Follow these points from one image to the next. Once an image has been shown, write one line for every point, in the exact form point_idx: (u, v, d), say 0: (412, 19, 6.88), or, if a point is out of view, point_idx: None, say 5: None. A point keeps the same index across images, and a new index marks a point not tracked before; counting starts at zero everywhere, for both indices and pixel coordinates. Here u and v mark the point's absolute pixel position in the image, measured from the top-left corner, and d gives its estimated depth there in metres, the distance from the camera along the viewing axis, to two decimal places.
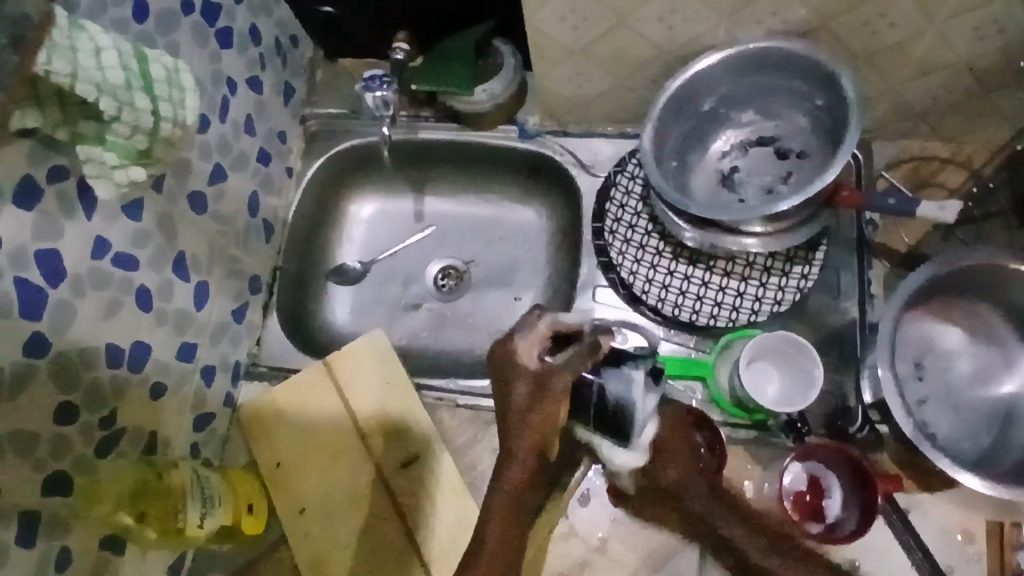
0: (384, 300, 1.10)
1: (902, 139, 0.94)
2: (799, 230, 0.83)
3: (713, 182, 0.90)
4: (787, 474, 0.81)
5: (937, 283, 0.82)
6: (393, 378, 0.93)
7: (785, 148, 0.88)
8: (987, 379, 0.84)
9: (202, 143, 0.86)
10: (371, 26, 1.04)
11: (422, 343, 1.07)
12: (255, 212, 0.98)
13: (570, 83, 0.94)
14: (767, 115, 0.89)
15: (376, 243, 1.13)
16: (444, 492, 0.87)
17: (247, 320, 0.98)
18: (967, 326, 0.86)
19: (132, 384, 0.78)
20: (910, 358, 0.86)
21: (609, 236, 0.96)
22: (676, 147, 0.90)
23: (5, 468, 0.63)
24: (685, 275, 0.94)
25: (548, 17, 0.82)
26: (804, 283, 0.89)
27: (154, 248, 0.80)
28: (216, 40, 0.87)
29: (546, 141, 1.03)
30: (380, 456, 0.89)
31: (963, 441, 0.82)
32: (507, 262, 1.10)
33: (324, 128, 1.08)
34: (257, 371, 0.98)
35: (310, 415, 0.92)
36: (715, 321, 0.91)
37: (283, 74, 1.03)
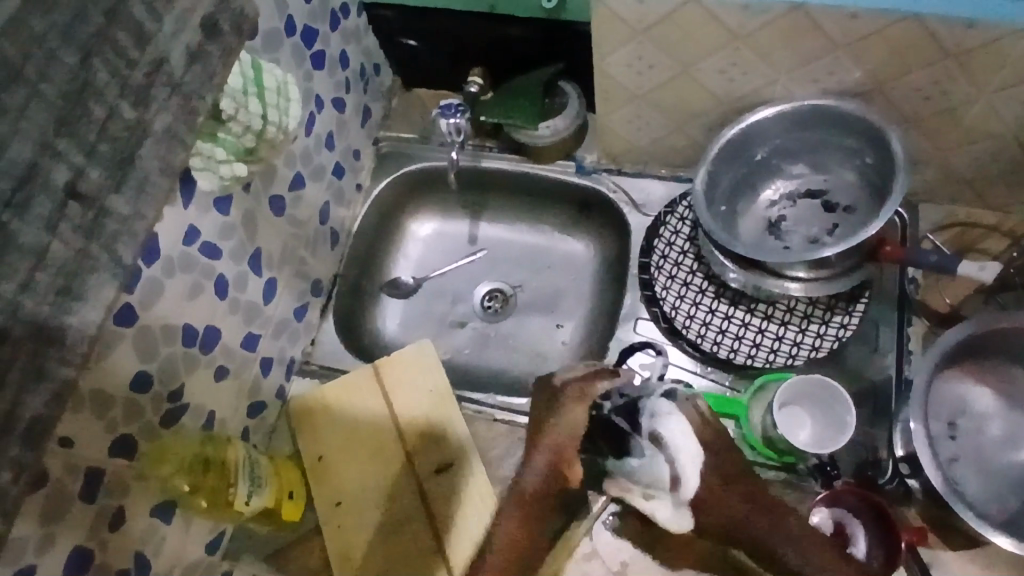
0: (432, 315, 1.15)
1: (948, 204, 0.97)
2: (841, 279, 0.86)
3: (760, 228, 0.94)
4: (813, 517, 0.83)
5: (973, 343, 0.84)
6: (436, 386, 0.97)
7: (832, 202, 0.92)
8: (1018, 443, 0.85)
9: (288, 152, 0.94)
10: (449, 61, 1.13)
11: (465, 359, 1.12)
12: (324, 220, 1.05)
13: (630, 126, 1.00)
14: (816, 168, 0.93)
15: (430, 261, 1.19)
16: (473, 500, 0.90)
17: (306, 319, 1.04)
18: (1002, 390, 0.88)
19: (201, 364, 0.84)
20: (943, 416, 0.87)
21: (655, 271, 1.00)
22: (726, 192, 0.94)
23: (85, 423, 0.68)
24: (725, 314, 0.97)
25: (616, 61, 0.88)
26: (843, 331, 0.92)
27: (236, 242, 0.87)
28: (311, 61, 0.96)
29: (601, 178, 1.09)
30: (416, 459, 0.93)
31: (991, 502, 0.83)
32: (552, 290, 1.15)
33: (394, 150, 1.16)
34: (308, 368, 1.03)
35: (354, 414, 0.96)
36: (752, 361, 0.93)
37: (364, 97, 1.11)
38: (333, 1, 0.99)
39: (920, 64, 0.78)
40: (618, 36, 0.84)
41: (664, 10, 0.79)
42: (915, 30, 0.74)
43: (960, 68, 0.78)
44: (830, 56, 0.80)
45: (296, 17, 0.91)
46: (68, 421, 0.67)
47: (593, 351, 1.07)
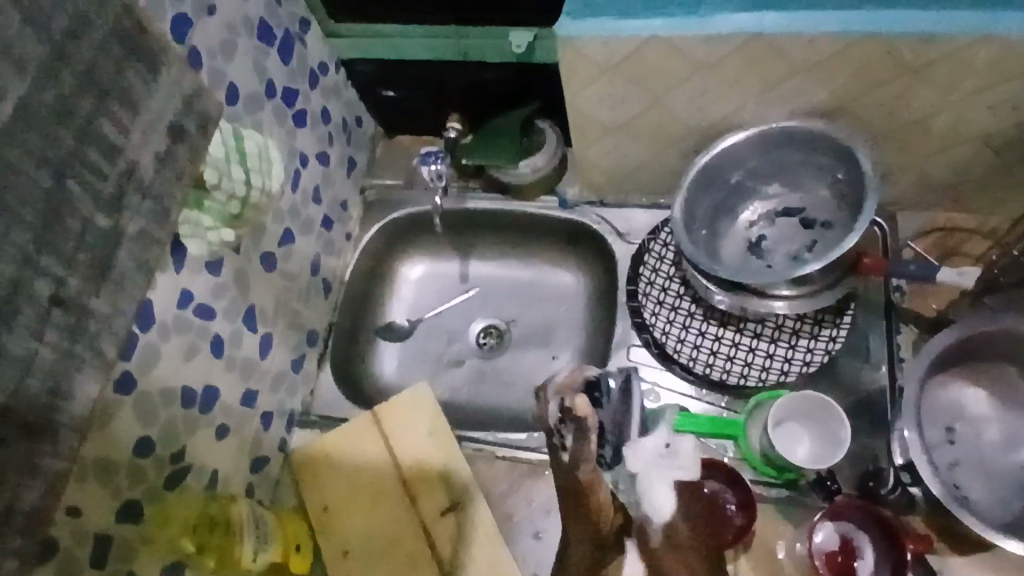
0: (429, 355, 1.17)
1: (925, 211, 0.99)
2: (824, 294, 0.87)
3: (742, 249, 0.96)
4: (818, 533, 0.83)
5: (961, 347, 0.85)
6: (435, 427, 0.97)
7: (809, 218, 0.94)
8: (1016, 443, 0.86)
9: (276, 209, 0.96)
10: (428, 108, 1.16)
11: (464, 398, 1.13)
12: (316, 271, 1.07)
13: (607, 158, 1.02)
14: (791, 187, 0.95)
15: (424, 303, 1.21)
16: (480, 539, 0.90)
17: (303, 371, 1.05)
18: (996, 391, 0.88)
19: (201, 424, 0.85)
20: (939, 422, 0.88)
21: (643, 298, 1.02)
22: (706, 217, 0.96)
23: (89, 492, 0.69)
24: (715, 336, 0.98)
25: (588, 99, 0.91)
26: (833, 344, 0.93)
27: (229, 300, 0.89)
28: (294, 120, 0.99)
29: (584, 211, 1.11)
30: (420, 502, 0.93)
31: (998, 505, 0.83)
32: (545, 322, 1.16)
33: (381, 197, 1.19)
34: (309, 419, 1.04)
35: (356, 461, 0.97)
36: (745, 381, 0.94)
37: (347, 149, 1.14)
38: (311, 61, 1.03)
39: (879, 81, 0.81)
40: (588, 75, 0.87)
41: (627, 48, 0.82)
42: (873, 50, 0.77)
43: (917, 82, 0.80)
44: (791, 80, 0.83)
45: (276, 79, 0.95)
46: (73, 492, 0.68)
47: None
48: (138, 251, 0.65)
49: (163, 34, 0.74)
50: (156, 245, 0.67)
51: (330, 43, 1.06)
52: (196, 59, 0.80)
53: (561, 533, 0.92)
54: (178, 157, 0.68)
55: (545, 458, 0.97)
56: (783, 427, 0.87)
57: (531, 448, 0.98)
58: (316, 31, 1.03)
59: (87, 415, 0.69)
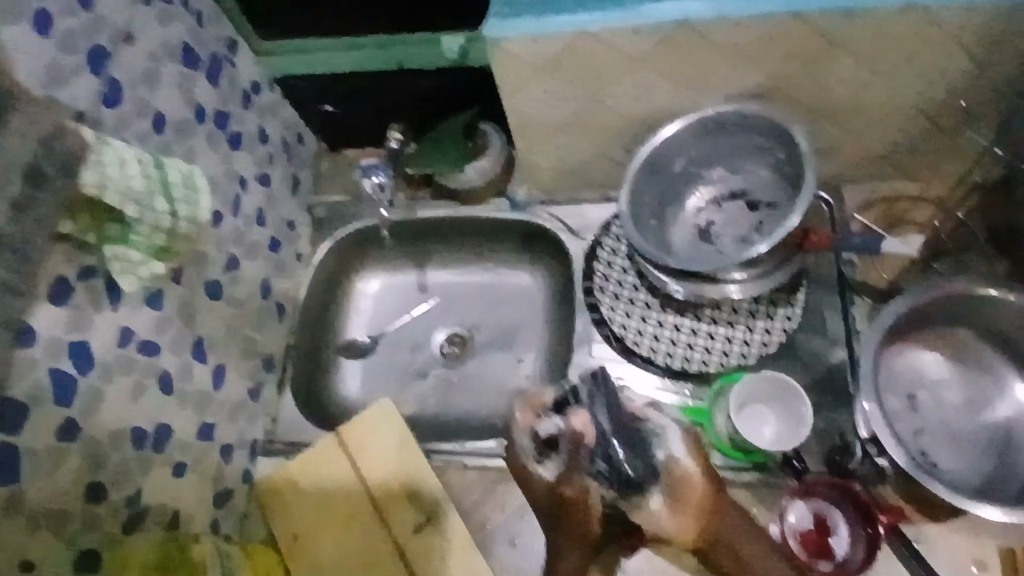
0: (392, 370, 1.15)
1: (869, 182, 1.00)
2: (775, 274, 0.88)
3: (692, 236, 0.96)
4: (792, 513, 0.83)
5: (916, 315, 0.86)
6: (402, 443, 0.95)
7: (754, 200, 0.94)
8: (975, 405, 0.87)
9: (217, 236, 0.94)
10: (369, 120, 1.14)
11: (431, 409, 1.11)
12: (267, 295, 1.05)
13: (551, 155, 1.02)
14: (735, 170, 0.95)
15: (383, 317, 1.19)
16: (457, 552, 0.88)
17: (262, 398, 1.03)
18: (951, 354, 0.89)
19: (156, 463, 0.83)
20: (900, 390, 0.88)
21: (599, 293, 1.01)
22: (653, 207, 0.96)
23: (38, 547, 0.67)
24: (674, 325, 0.98)
25: (524, 99, 0.91)
26: (789, 323, 0.93)
27: (174, 334, 0.86)
28: (229, 144, 0.97)
29: (535, 211, 1.10)
30: (392, 521, 0.91)
31: (963, 468, 0.84)
32: (507, 326, 1.15)
33: (329, 214, 1.17)
34: (273, 446, 1.02)
35: (324, 486, 0.95)
36: (706, 367, 0.94)
37: (290, 168, 1.12)
38: (242, 82, 1.00)
39: (807, 59, 0.81)
40: (520, 75, 0.86)
41: (556, 46, 0.81)
42: (798, 28, 0.77)
43: (845, 56, 0.80)
44: (722, 64, 0.83)
45: (205, 103, 0.92)
46: (21, 548, 0.65)
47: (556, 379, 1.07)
48: (20, 306, 0.62)
49: (76, 67, 0.72)
50: (39, 293, 0.64)
51: (261, 62, 1.04)
52: (115, 91, 0.77)
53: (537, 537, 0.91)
54: (56, 202, 0.61)
55: None
56: (749, 406, 0.86)
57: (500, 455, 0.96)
58: (245, 51, 1.01)
59: (30, 467, 0.66)
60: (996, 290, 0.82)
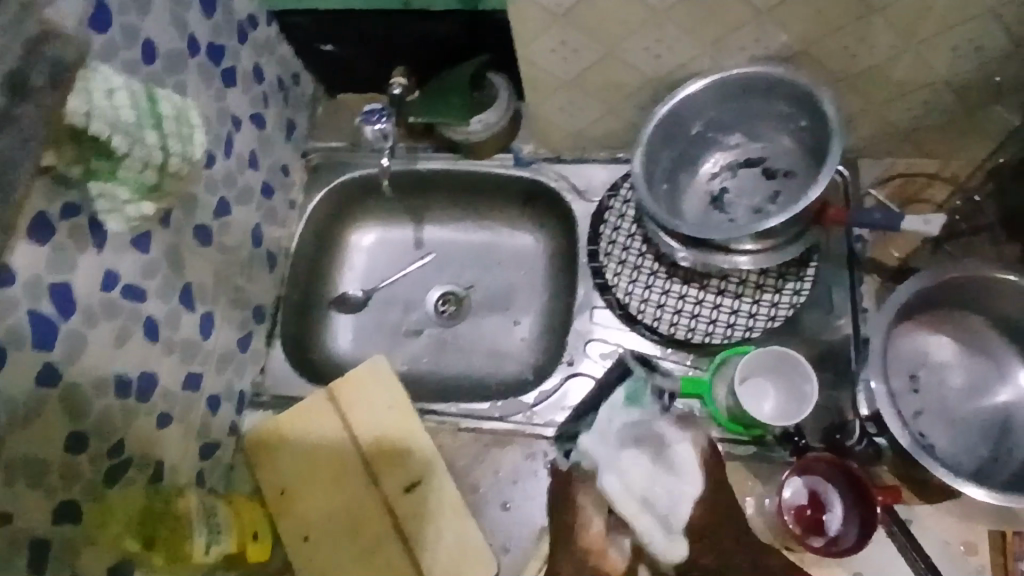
0: (384, 326, 1.12)
1: (887, 157, 0.97)
2: (789, 249, 0.86)
3: (704, 203, 0.93)
4: (786, 488, 0.83)
5: (927, 296, 0.84)
6: (396, 402, 0.92)
7: (772, 168, 0.91)
8: (979, 390, 0.86)
9: (207, 177, 0.89)
10: (371, 64, 1.08)
11: (424, 369, 1.08)
12: (259, 243, 1.01)
13: (562, 112, 0.98)
14: (753, 137, 0.91)
15: (378, 271, 1.15)
16: (448, 513, 0.87)
17: (251, 349, 0.99)
18: (958, 338, 0.88)
19: (140, 412, 0.80)
20: (904, 371, 0.87)
21: (604, 258, 0.98)
22: (666, 172, 0.92)
23: (19, 496, 0.64)
24: (680, 294, 0.95)
25: (538, 48, 0.86)
26: (797, 298, 0.91)
27: (161, 279, 0.82)
28: (223, 80, 0.92)
29: (541, 168, 1.06)
30: (382, 480, 0.89)
31: (960, 451, 0.83)
32: (504, 287, 1.13)
33: (324, 161, 1.12)
34: (261, 399, 0.98)
35: (312, 439, 0.92)
36: (710, 338, 0.92)
37: (285, 110, 1.07)
38: (238, 14, 0.94)
39: (841, 24, 0.77)
40: (536, 24, 0.81)
41: None
42: None
43: (883, 22, 0.76)
44: (753, 22, 0.79)
45: (199, 34, 0.86)
46: None
47: (553, 343, 1.05)
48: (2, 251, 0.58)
49: None
50: None
51: None
52: (103, 12, 0.72)
53: (530, 502, 0.89)
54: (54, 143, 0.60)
55: (509, 427, 0.93)
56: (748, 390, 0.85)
57: (496, 420, 0.93)
58: None
59: (7, 413, 0.63)
60: (1014, 274, 0.80)
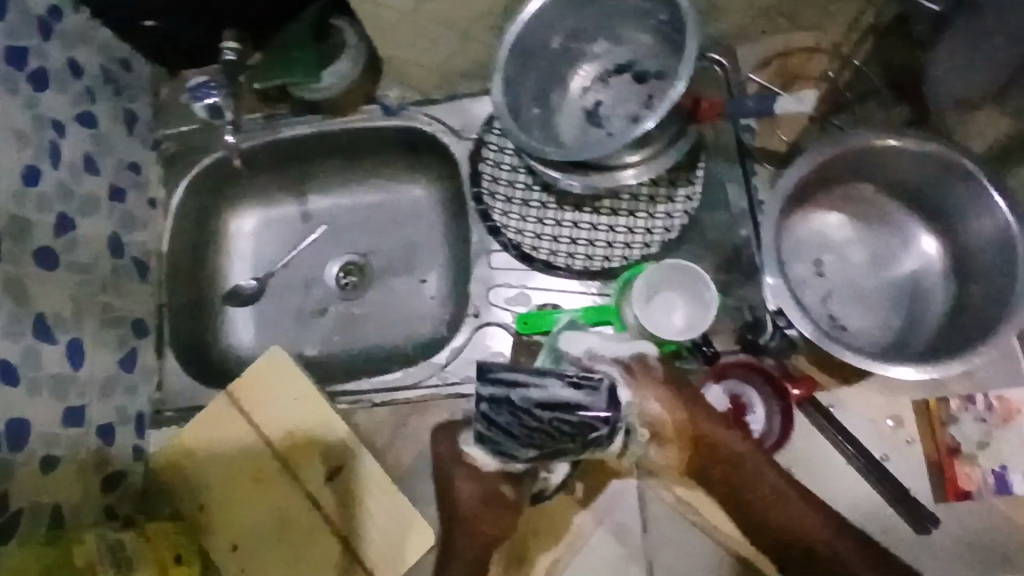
0: (286, 311, 1.04)
1: (765, 37, 0.92)
2: (671, 152, 0.81)
3: (580, 121, 0.87)
4: (706, 399, 0.82)
5: (817, 177, 0.80)
6: (302, 393, 0.86)
7: (642, 71, 0.85)
8: (883, 262, 0.84)
9: (36, 195, 0.80)
10: (203, 33, 0.98)
11: (337, 347, 1.02)
12: (121, 252, 0.92)
13: (414, 50, 0.90)
14: (616, 41, 0.85)
15: (267, 256, 1.06)
16: (376, 493, 0.82)
17: (139, 367, 0.92)
18: (857, 212, 0.85)
19: (18, 464, 0.72)
20: (808, 257, 0.84)
21: (489, 200, 0.92)
22: (535, 94, 0.85)
23: None
24: (573, 222, 0.91)
25: None
26: (690, 204, 0.89)
27: (6, 317, 0.73)
28: (30, 84, 0.81)
29: (411, 114, 0.98)
30: (300, 473, 0.84)
31: (873, 328, 0.82)
32: (403, 245, 1.06)
33: (179, 148, 1.02)
34: (163, 416, 0.93)
35: (220, 448, 0.86)
36: (610, 263, 0.90)
37: (120, 101, 0.96)
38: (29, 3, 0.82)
39: None
40: None
41: None
42: None
43: None
44: None
45: None
46: None
47: (460, 296, 1.00)
48: None
49: None
50: None
51: None
52: None
53: None
54: None
55: (424, 394, 0.88)
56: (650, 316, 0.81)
57: (410, 387, 0.88)
58: None
59: None
60: (893, 137, 0.76)
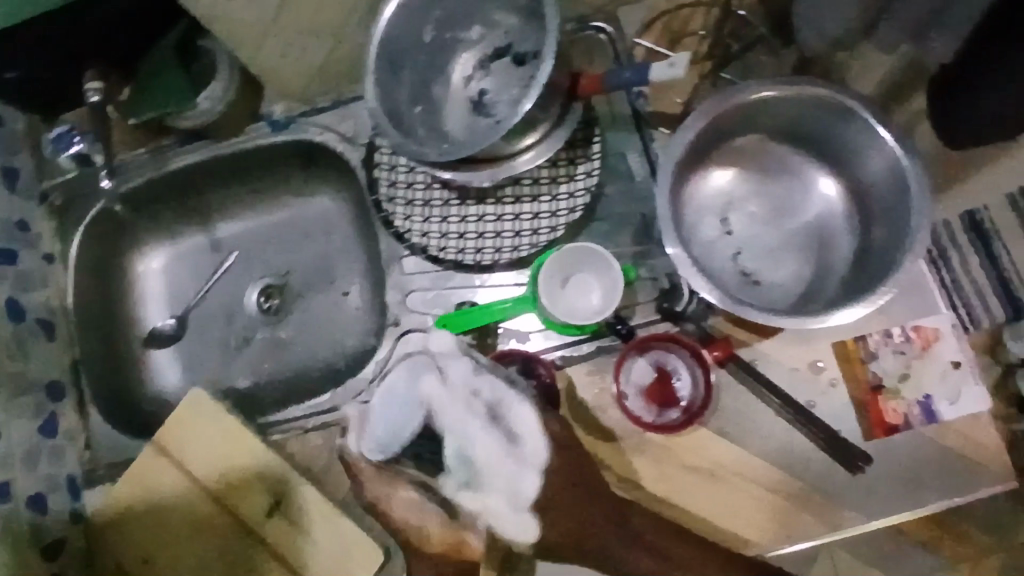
0: (210, 345, 1.02)
1: None
2: (560, 131, 0.79)
3: (467, 112, 0.84)
4: (631, 373, 0.82)
5: (709, 137, 0.79)
6: (228, 430, 0.84)
7: (522, 52, 0.82)
8: (788, 210, 0.83)
9: None
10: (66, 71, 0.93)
11: (268, 374, 1.00)
12: (22, 314, 0.89)
13: (287, 60, 0.86)
14: (490, 24, 0.83)
15: (181, 292, 1.03)
16: (315, 521, 0.80)
17: (62, 428, 0.90)
18: (756, 163, 0.84)
19: None
20: (714, 216, 0.84)
21: (390, 205, 0.90)
22: (415, 91, 0.82)
23: None
24: (478, 216, 0.89)
25: (215, 0, 0.73)
26: (591, 180, 0.86)
27: None
28: None
29: (300, 126, 0.94)
30: (239, 511, 0.82)
31: (785, 277, 0.82)
32: (318, 260, 1.03)
33: (68, 197, 0.96)
34: (96, 474, 0.91)
35: (155, 497, 0.84)
36: (519, 253, 0.87)
37: None
38: None
39: None
40: None
41: None
42: None
43: None
44: None
45: None
46: None
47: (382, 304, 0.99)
48: None
49: None
50: None
51: None
52: None
53: None
54: None
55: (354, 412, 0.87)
56: (558, 306, 0.81)
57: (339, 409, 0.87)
58: None
59: None
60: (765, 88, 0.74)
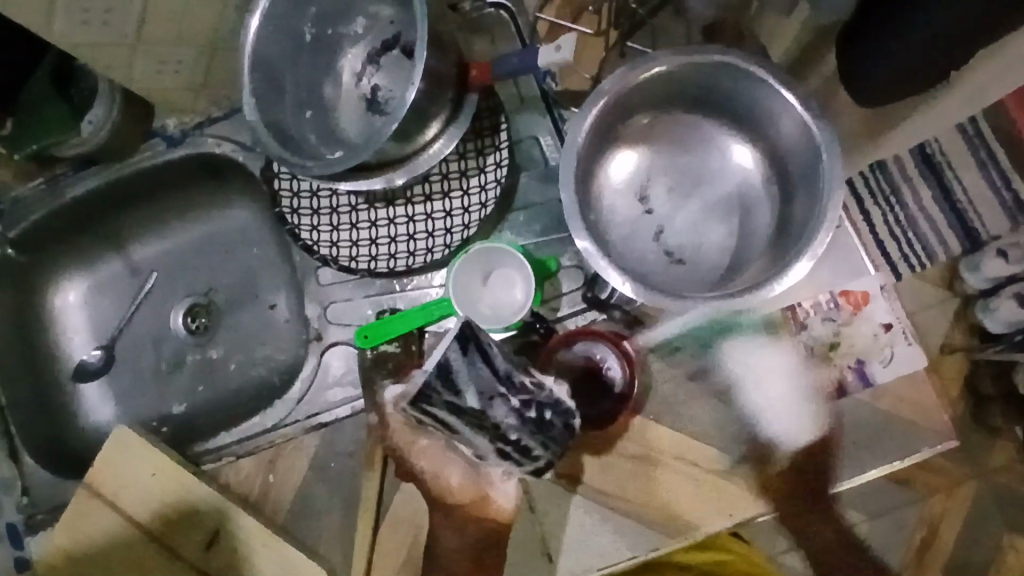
0: (141, 374, 0.99)
1: None
2: (456, 125, 0.75)
3: (360, 111, 0.79)
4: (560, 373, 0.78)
5: (614, 115, 0.75)
6: (158, 466, 0.82)
7: (408, 42, 0.77)
8: (706, 180, 0.80)
9: None
10: None
11: (203, 398, 0.98)
12: None
13: (169, 76, 0.81)
14: (372, 17, 0.78)
15: (103, 323, 0.99)
16: (259, 550, 0.80)
17: None
18: (670, 135, 0.80)
19: None
20: (631, 194, 0.80)
21: (296, 216, 0.85)
22: (302, 96, 0.78)
23: None
24: (389, 219, 0.85)
25: (65, 23, 0.68)
26: (501, 171, 0.82)
27: None
28: None
29: (197, 138, 0.91)
30: (179, 547, 0.81)
31: (709, 252, 0.79)
32: (241, 274, 1.00)
33: None
34: (35, 521, 0.89)
35: (91, 543, 0.82)
36: (432, 254, 0.83)
37: None
38: None
39: None
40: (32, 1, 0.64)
41: None
42: None
43: None
44: None
45: None
46: None
47: None
48: None
49: None
50: None
51: None
52: None
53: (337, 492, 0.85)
54: None
55: (286, 433, 0.86)
56: (481, 307, 0.77)
57: (271, 430, 0.86)
58: None
59: None
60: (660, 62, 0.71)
